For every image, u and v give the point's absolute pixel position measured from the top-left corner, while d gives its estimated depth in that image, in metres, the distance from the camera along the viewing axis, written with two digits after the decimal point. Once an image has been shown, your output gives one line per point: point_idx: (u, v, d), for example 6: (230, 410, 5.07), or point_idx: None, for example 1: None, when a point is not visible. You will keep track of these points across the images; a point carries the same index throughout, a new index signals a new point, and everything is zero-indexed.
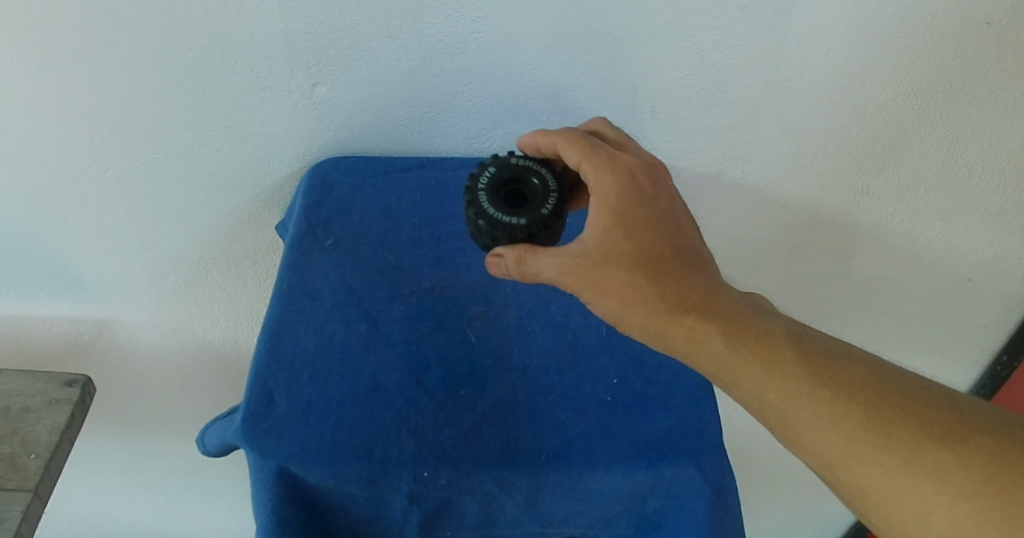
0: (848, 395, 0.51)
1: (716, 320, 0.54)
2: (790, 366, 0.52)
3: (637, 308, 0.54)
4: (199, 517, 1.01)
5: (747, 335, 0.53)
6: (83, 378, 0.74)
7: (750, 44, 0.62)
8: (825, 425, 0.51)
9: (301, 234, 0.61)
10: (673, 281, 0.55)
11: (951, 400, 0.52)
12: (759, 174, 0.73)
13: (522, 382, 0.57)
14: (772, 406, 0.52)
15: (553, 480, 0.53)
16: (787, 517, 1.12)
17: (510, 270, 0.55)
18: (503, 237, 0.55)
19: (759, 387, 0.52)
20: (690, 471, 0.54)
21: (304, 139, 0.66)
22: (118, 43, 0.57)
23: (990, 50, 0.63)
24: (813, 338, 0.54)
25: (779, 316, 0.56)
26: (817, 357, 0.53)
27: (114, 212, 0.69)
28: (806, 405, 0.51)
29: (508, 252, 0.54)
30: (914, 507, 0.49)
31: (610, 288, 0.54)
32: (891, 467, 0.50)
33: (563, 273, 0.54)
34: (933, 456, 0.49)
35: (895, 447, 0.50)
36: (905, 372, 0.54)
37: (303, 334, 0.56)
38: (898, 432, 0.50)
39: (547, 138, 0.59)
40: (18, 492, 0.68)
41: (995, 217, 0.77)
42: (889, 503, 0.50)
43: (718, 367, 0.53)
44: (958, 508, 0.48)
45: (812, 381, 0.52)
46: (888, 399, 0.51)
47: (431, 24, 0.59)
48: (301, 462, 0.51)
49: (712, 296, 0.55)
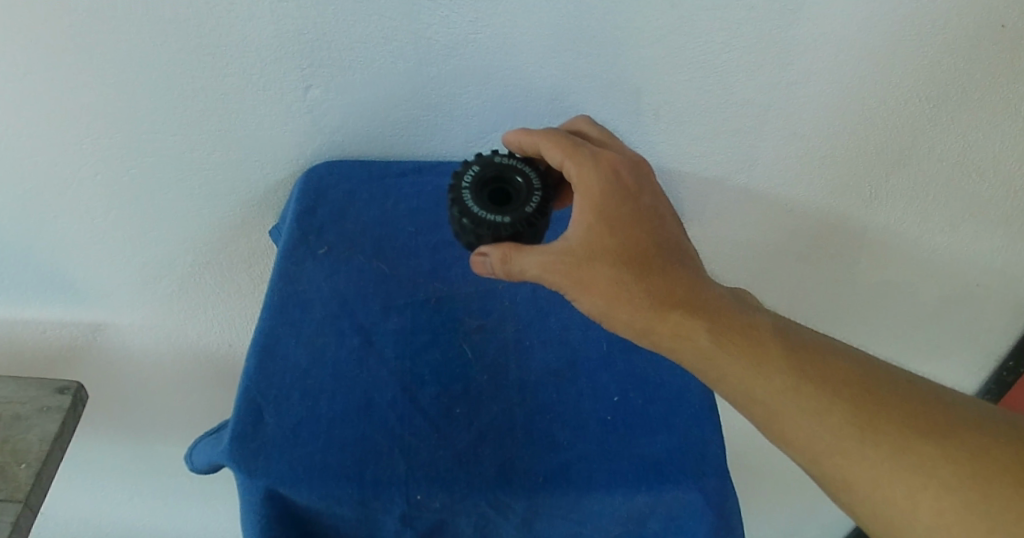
0: (833, 390, 0.50)
1: (702, 314, 0.52)
2: (776, 363, 0.50)
3: (624, 304, 0.52)
4: (192, 520, 1.00)
5: (733, 331, 0.52)
6: (75, 384, 0.73)
7: (757, 47, 0.60)
8: (811, 420, 0.49)
9: (293, 241, 0.60)
10: (659, 275, 0.53)
11: (936, 394, 0.50)
12: (766, 178, 0.71)
13: (520, 400, 0.56)
14: (758, 402, 0.50)
15: (550, 502, 0.52)
16: (788, 521, 1.11)
17: (495, 269, 0.53)
18: (488, 236, 0.53)
19: (744, 382, 0.50)
20: (692, 494, 0.52)
21: (297, 143, 0.65)
22: (106, 47, 0.56)
23: (1004, 53, 0.60)
24: (799, 334, 0.52)
25: (764, 311, 0.54)
26: (803, 353, 0.51)
27: (105, 216, 0.68)
28: (792, 401, 0.49)
29: (493, 250, 0.53)
30: (902, 501, 0.47)
31: (596, 284, 0.52)
32: (877, 461, 0.48)
33: (548, 270, 0.52)
34: (919, 450, 0.48)
35: (880, 440, 0.48)
36: (894, 368, 0.52)
37: (295, 348, 0.55)
38: (884, 426, 0.48)
39: (529, 138, 0.57)
40: (8, 503, 0.66)
41: (1004, 222, 0.74)
42: (876, 497, 0.48)
43: (704, 364, 0.51)
44: (945, 502, 0.46)
45: (800, 379, 0.50)
46: (876, 395, 0.50)
47: (426, 25, 0.57)
48: (290, 484, 0.49)
49: (697, 291, 0.53)
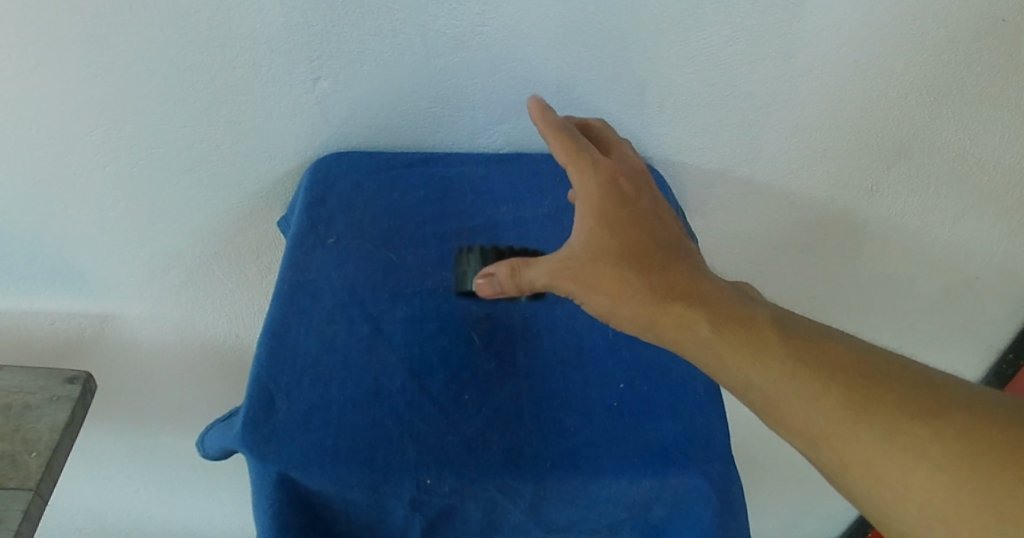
0: (830, 374, 0.47)
1: (701, 306, 0.51)
2: (771, 348, 0.49)
3: (626, 300, 0.52)
4: (198, 513, 1.00)
5: (730, 320, 0.50)
6: (84, 375, 0.74)
7: (761, 40, 0.61)
8: (803, 403, 0.47)
9: (302, 232, 0.61)
10: (659, 271, 0.53)
11: (943, 379, 0.48)
12: (769, 171, 0.71)
13: (527, 387, 0.56)
14: (755, 389, 0.48)
15: (557, 487, 0.52)
16: (789, 512, 1.11)
17: (505, 287, 0.54)
18: (494, 252, 0.58)
19: (737, 368, 0.49)
20: (698, 479, 0.52)
21: (306, 134, 0.65)
22: (121, 36, 0.57)
23: (1002, 46, 0.62)
24: (798, 322, 0.51)
25: (765, 302, 0.53)
26: (800, 339, 0.49)
27: (115, 207, 0.68)
28: (784, 386, 0.47)
29: (498, 270, 0.54)
30: (901, 488, 0.45)
31: (602, 284, 0.52)
32: (874, 445, 0.45)
33: (557, 278, 0.53)
34: (921, 435, 0.45)
35: (878, 426, 0.46)
36: (903, 357, 0.49)
37: (305, 336, 0.56)
38: (883, 411, 0.46)
39: (539, 114, 0.59)
40: (19, 491, 0.67)
41: (1005, 215, 0.75)
42: (877, 485, 0.45)
43: (701, 352, 0.50)
44: (940, 485, 0.44)
45: (797, 364, 0.48)
46: (877, 380, 0.47)
47: (434, 17, 0.59)
48: (301, 468, 0.50)
49: (695, 285, 0.52)
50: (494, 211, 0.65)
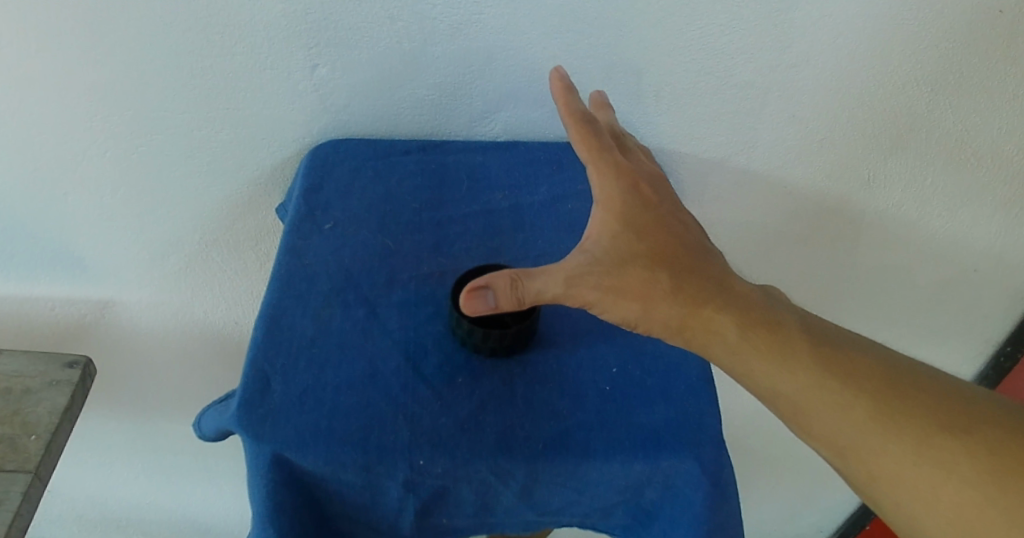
0: (855, 383, 0.50)
1: (731, 308, 0.52)
2: (803, 357, 0.51)
3: (657, 306, 0.51)
4: (198, 500, 1.01)
5: (759, 325, 0.52)
6: (84, 359, 0.75)
7: (757, 29, 0.62)
8: (833, 414, 0.50)
9: (299, 217, 0.62)
10: (686, 278, 0.53)
11: (954, 388, 0.51)
12: (767, 160, 0.72)
13: (521, 371, 0.56)
14: (783, 394, 0.51)
15: (549, 469, 0.52)
16: (786, 504, 1.12)
17: (504, 297, 0.50)
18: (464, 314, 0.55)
19: (769, 375, 0.51)
20: (690, 463, 0.53)
21: (304, 122, 0.66)
22: (122, 20, 0.58)
23: (997, 37, 0.62)
24: (820, 327, 0.53)
25: (787, 306, 0.55)
26: (825, 346, 0.52)
27: (114, 193, 0.69)
28: (816, 395, 0.50)
29: (497, 281, 0.50)
30: (922, 493, 0.48)
31: (629, 290, 0.51)
32: (899, 455, 0.49)
33: (572, 284, 0.50)
34: (940, 445, 0.48)
35: (901, 435, 0.49)
36: (915, 362, 0.53)
37: (301, 319, 0.56)
38: (905, 421, 0.49)
39: (561, 95, 0.57)
40: (18, 473, 0.67)
41: (1002, 206, 0.75)
42: (898, 489, 0.49)
43: (732, 357, 0.51)
44: (962, 495, 0.47)
45: (824, 372, 0.50)
46: (896, 388, 0.51)
47: (432, 5, 0.59)
48: (296, 449, 0.51)
49: (725, 289, 0.53)
50: (490, 198, 0.65)
